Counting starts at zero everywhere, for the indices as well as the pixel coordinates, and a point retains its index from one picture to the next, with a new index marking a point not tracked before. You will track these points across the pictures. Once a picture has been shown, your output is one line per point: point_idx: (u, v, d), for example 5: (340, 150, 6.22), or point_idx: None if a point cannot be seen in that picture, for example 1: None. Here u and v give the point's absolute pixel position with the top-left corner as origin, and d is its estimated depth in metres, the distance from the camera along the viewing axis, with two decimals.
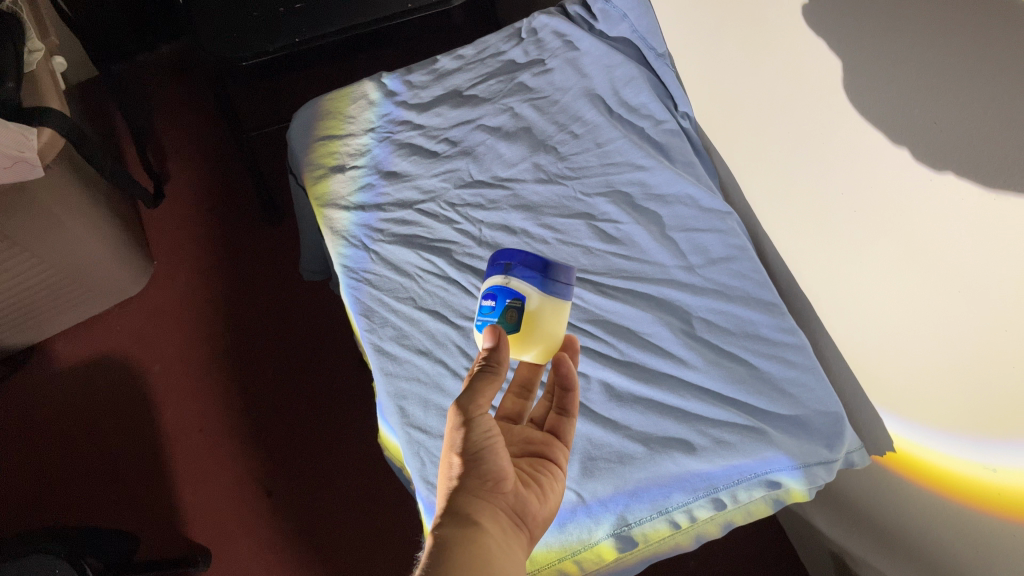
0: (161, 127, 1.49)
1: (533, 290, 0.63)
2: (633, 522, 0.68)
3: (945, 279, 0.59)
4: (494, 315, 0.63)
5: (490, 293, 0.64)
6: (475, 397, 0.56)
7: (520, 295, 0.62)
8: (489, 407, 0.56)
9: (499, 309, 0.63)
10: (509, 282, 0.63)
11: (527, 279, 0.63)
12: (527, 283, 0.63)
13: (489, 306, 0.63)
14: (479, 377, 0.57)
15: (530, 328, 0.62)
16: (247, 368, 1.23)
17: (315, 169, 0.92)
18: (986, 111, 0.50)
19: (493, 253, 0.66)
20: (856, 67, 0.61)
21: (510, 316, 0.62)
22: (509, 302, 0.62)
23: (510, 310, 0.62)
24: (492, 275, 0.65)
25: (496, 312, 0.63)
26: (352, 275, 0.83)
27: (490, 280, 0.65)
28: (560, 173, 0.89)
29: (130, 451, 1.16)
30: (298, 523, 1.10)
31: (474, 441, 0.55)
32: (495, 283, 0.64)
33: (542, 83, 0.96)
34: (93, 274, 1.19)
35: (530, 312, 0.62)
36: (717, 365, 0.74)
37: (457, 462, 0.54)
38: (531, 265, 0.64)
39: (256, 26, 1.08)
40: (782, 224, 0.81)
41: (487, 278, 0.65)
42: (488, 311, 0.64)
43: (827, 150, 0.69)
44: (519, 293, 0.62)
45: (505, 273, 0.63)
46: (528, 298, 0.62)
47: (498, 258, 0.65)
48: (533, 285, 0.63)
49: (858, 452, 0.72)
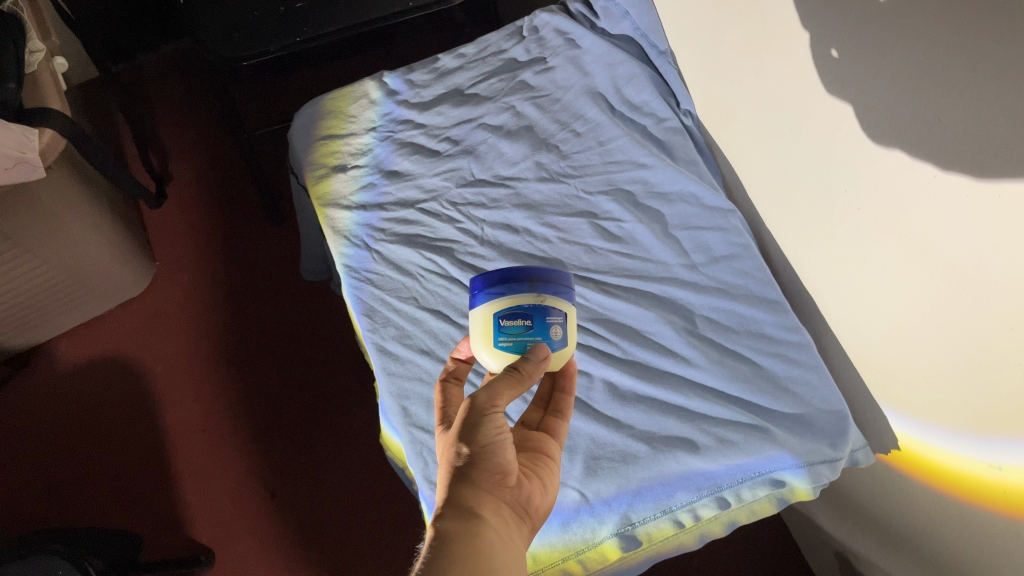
0: (162, 127, 1.49)
1: (567, 303, 0.62)
2: (636, 521, 0.68)
3: (949, 276, 0.58)
4: (535, 335, 0.60)
5: (525, 313, 0.60)
6: (493, 394, 0.55)
7: (558, 311, 0.61)
8: (505, 406, 0.56)
9: (539, 328, 0.60)
10: (545, 300, 0.60)
11: (557, 293, 0.62)
12: (561, 298, 0.62)
13: (529, 327, 0.60)
14: (502, 378, 0.56)
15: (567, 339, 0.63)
16: (250, 369, 1.23)
17: (317, 169, 0.92)
18: (990, 108, 0.49)
19: (501, 269, 0.61)
20: (858, 63, 0.61)
21: (556, 332, 0.61)
22: (553, 318, 0.61)
23: (554, 327, 0.61)
24: (517, 293, 0.60)
25: (537, 331, 0.60)
26: (354, 275, 0.83)
27: (516, 299, 0.60)
28: (562, 172, 0.88)
29: (134, 452, 1.16)
30: (300, 523, 1.10)
31: (485, 434, 0.54)
32: (529, 303, 0.60)
33: (543, 82, 0.96)
34: (95, 274, 1.18)
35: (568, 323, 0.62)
36: (720, 364, 0.73)
37: (466, 452, 0.53)
38: (554, 277, 0.62)
39: (257, 26, 1.08)
40: (785, 223, 0.81)
41: (510, 298, 0.60)
42: (526, 332, 0.60)
43: (830, 147, 0.69)
44: (555, 309, 0.61)
45: (536, 292, 0.61)
46: (564, 311, 0.62)
47: (514, 274, 0.61)
48: (564, 298, 0.62)
49: (862, 450, 0.71)
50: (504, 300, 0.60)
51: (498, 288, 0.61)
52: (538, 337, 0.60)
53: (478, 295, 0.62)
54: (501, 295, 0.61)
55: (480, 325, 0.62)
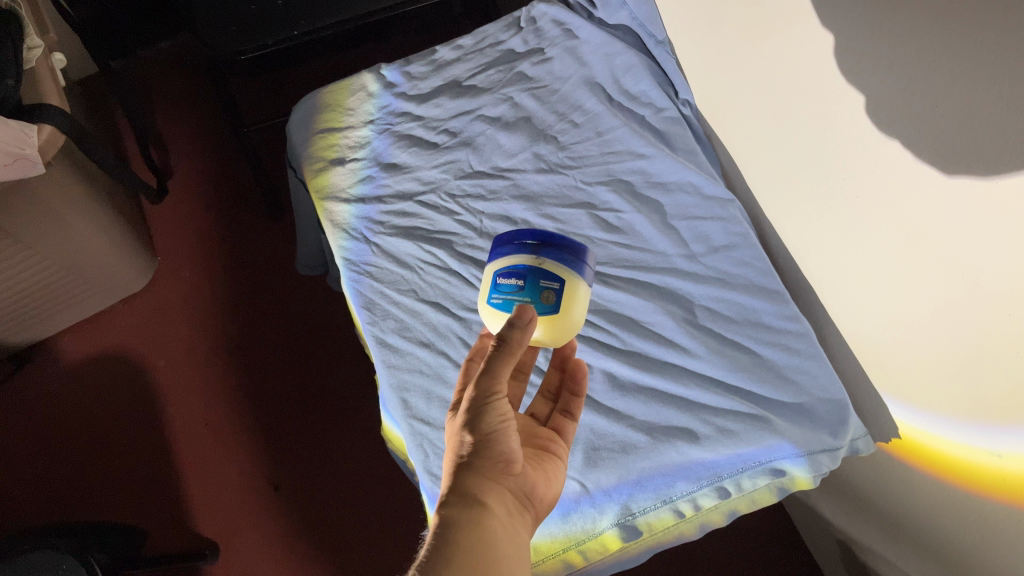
0: (161, 122, 1.49)
1: (568, 272, 0.62)
2: (637, 511, 0.68)
3: (949, 262, 0.58)
4: (525, 295, 0.61)
5: (520, 273, 0.62)
6: (492, 379, 0.55)
7: (556, 278, 0.61)
8: (506, 391, 0.55)
9: (530, 289, 0.61)
10: (540, 263, 0.61)
11: (557, 260, 0.62)
12: (560, 265, 0.61)
13: (520, 286, 0.62)
14: (495, 357, 0.55)
15: (567, 311, 0.62)
16: (252, 363, 1.23)
17: (315, 162, 0.91)
18: (987, 93, 0.49)
19: (514, 232, 0.65)
20: (856, 49, 0.61)
21: (548, 297, 0.61)
22: (544, 282, 0.61)
23: (547, 291, 0.61)
24: (517, 253, 0.63)
25: (527, 292, 0.61)
26: (353, 267, 0.83)
27: (514, 258, 0.63)
28: (560, 163, 0.88)
29: (138, 447, 1.16)
30: (304, 515, 1.10)
31: (488, 422, 0.53)
32: (525, 263, 0.62)
33: (541, 72, 0.95)
34: (96, 269, 1.18)
35: (568, 294, 0.62)
36: (720, 354, 0.74)
37: (469, 440, 0.53)
38: (562, 246, 0.62)
39: (254, 19, 1.08)
40: (784, 212, 0.81)
41: (511, 257, 0.63)
42: (517, 291, 0.62)
43: (829, 134, 0.68)
44: (555, 275, 0.61)
45: (536, 254, 0.62)
46: (565, 281, 0.61)
47: (523, 237, 0.63)
48: (566, 266, 0.62)
49: (863, 439, 0.71)
50: (505, 258, 0.63)
51: (504, 248, 0.64)
52: (527, 297, 0.61)
53: (493, 255, 0.66)
54: (507, 254, 0.64)
55: (487, 282, 0.65)
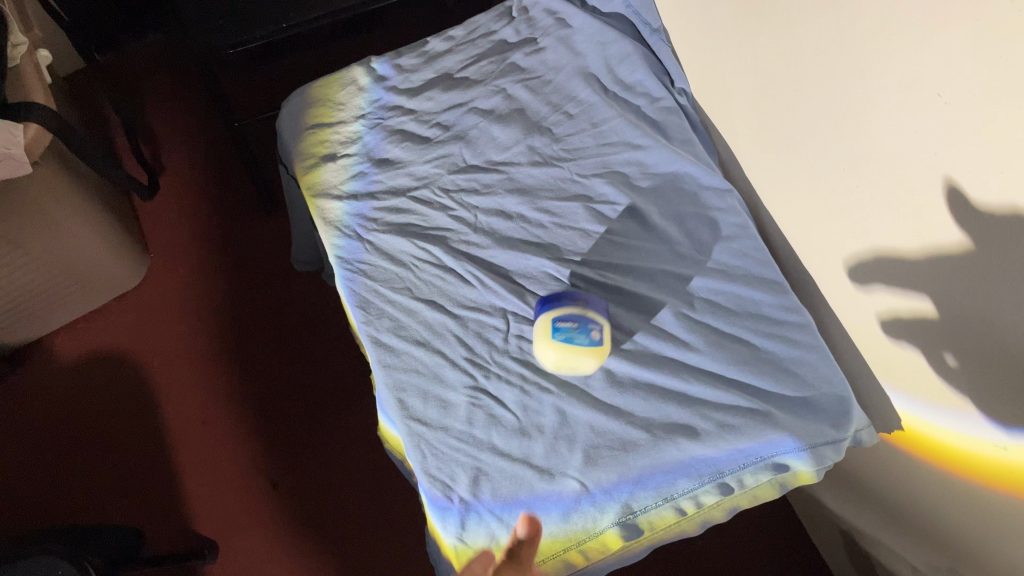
0: (151, 116, 1.47)
1: (605, 318, 0.72)
2: (638, 510, 0.67)
3: (953, 255, 0.57)
4: (580, 334, 0.70)
5: (572, 317, 0.71)
6: None
7: (599, 321, 0.71)
8: None
9: (582, 329, 0.70)
10: (586, 311, 0.71)
11: (597, 310, 0.72)
12: (600, 313, 0.72)
13: (575, 326, 0.70)
14: None
15: (605, 347, 0.71)
16: (248, 360, 1.22)
17: (305, 159, 0.90)
18: (994, 81, 0.48)
19: (548, 291, 0.74)
20: (858, 36, 0.59)
21: (597, 335, 0.70)
22: (593, 325, 0.70)
23: (595, 330, 0.70)
24: (563, 306, 0.72)
25: (580, 331, 0.70)
26: (346, 266, 0.81)
27: (561, 308, 0.71)
28: (555, 155, 0.87)
29: (135, 446, 1.15)
30: (303, 513, 1.10)
31: None
32: (575, 310, 0.71)
33: (534, 63, 0.94)
34: (88, 268, 1.17)
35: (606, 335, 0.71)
36: (720, 347, 0.72)
37: None
38: (593, 298, 0.73)
39: (242, 13, 1.06)
40: (783, 201, 0.79)
41: (558, 308, 0.71)
42: (573, 331, 0.70)
43: (829, 123, 0.67)
44: (597, 320, 0.71)
45: (581, 305, 0.72)
46: (603, 324, 0.71)
47: (561, 295, 0.73)
48: (601, 314, 0.72)
49: (867, 431, 0.71)
50: (554, 310, 0.71)
51: (546, 303, 0.73)
52: (582, 335, 0.70)
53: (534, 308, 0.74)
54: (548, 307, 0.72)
55: (536, 329, 0.72)
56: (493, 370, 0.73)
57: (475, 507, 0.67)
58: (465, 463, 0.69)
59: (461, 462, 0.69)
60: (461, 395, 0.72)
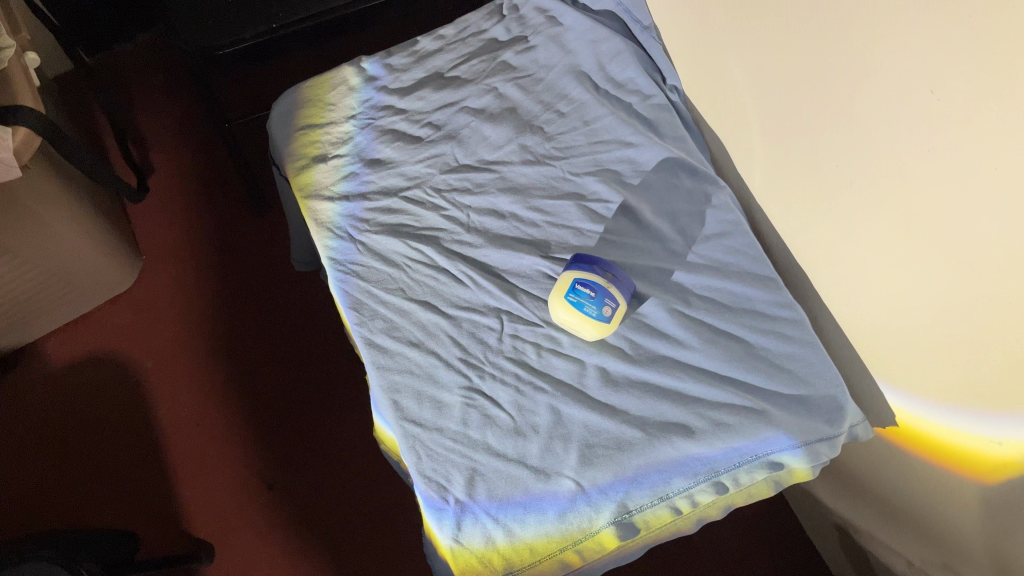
0: (140, 117, 1.46)
1: (625, 301, 0.73)
2: (634, 509, 0.67)
3: (946, 251, 0.57)
4: (593, 304, 0.72)
5: (593, 285, 0.72)
6: None
7: (616, 300, 0.72)
8: None
9: (597, 301, 0.72)
10: (610, 286, 0.72)
11: (621, 290, 0.73)
12: (622, 294, 0.73)
13: (591, 295, 0.72)
14: None
15: (610, 325, 0.73)
16: (242, 362, 1.22)
17: (297, 160, 0.89)
18: (989, 77, 0.48)
19: (590, 256, 0.76)
20: (851, 31, 0.59)
21: (607, 311, 0.72)
22: (608, 301, 0.72)
23: (608, 307, 0.72)
24: (589, 273, 0.74)
25: (594, 302, 0.72)
26: (338, 267, 0.81)
27: (587, 275, 0.73)
28: (547, 154, 0.86)
29: (129, 449, 1.15)
30: (299, 514, 1.09)
31: None
32: (599, 281, 0.73)
33: (525, 61, 0.94)
34: (79, 270, 1.16)
35: (617, 315, 0.73)
36: (714, 344, 0.72)
37: None
38: (621, 279, 0.75)
39: (232, 13, 1.06)
40: (775, 198, 0.79)
41: (586, 272, 0.74)
42: (589, 297, 0.72)
43: (822, 120, 0.67)
44: (615, 298, 0.72)
45: (607, 278, 0.73)
46: (620, 304, 0.73)
47: (599, 263, 0.75)
48: (624, 297, 0.73)
49: (862, 425, 0.70)
50: (583, 273, 0.74)
51: (579, 266, 0.75)
52: (593, 306, 0.72)
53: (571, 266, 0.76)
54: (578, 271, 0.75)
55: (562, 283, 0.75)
56: (487, 371, 0.73)
57: (471, 508, 0.67)
58: (460, 464, 0.69)
59: (456, 463, 0.69)
60: (456, 396, 0.72)
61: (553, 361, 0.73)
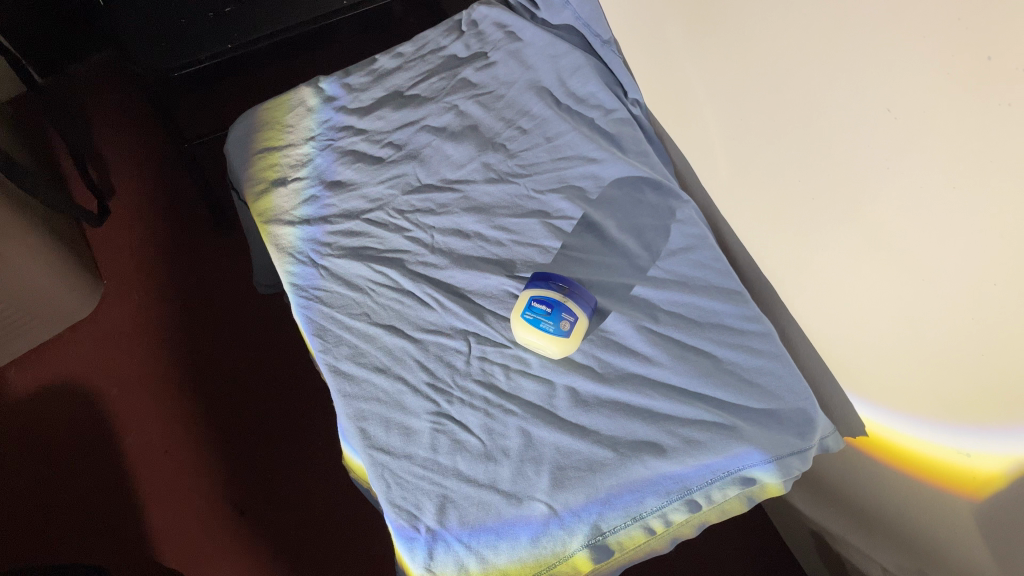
0: (97, 139, 1.43)
1: (585, 314, 0.72)
2: (607, 530, 0.66)
3: (908, 265, 0.57)
4: (549, 320, 0.71)
5: (549, 301, 0.72)
6: None
7: (574, 313, 0.72)
8: None
9: (553, 316, 0.71)
10: (567, 300, 0.72)
11: (580, 304, 0.73)
12: (581, 307, 0.72)
13: (547, 310, 0.71)
14: None
15: (571, 340, 0.72)
16: (209, 386, 1.20)
17: (256, 184, 0.88)
18: (944, 95, 0.48)
19: (549, 273, 0.76)
20: (807, 48, 0.59)
21: (564, 324, 0.71)
22: (565, 315, 0.71)
23: (565, 321, 0.71)
24: (546, 289, 0.73)
25: (550, 317, 0.71)
26: (301, 293, 0.79)
27: (544, 292, 0.73)
28: (510, 172, 0.86)
29: (95, 479, 1.12)
30: (272, 538, 1.08)
31: None
32: (556, 295, 0.72)
33: (485, 78, 0.93)
34: (37, 299, 1.14)
35: (577, 329, 0.72)
36: (683, 361, 0.72)
37: None
38: (581, 292, 0.74)
39: (187, 35, 1.04)
40: (739, 211, 0.79)
41: (543, 289, 0.73)
42: (544, 313, 0.71)
43: (782, 135, 0.67)
44: (573, 311, 0.72)
45: (564, 293, 0.73)
46: (579, 317, 0.72)
47: (556, 279, 0.75)
48: (584, 310, 0.73)
49: (832, 436, 0.70)
50: (540, 290, 0.73)
51: (538, 283, 0.75)
52: (549, 322, 0.71)
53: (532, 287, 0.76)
54: (537, 289, 0.74)
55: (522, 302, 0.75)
56: (456, 395, 0.72)
57: (442, 536, 0.65)
58: (431, 491, 0.67)
59: (427, 490, 0.67)
60: (425, 421, 0.71)
61: (522, 383, 0.72)
